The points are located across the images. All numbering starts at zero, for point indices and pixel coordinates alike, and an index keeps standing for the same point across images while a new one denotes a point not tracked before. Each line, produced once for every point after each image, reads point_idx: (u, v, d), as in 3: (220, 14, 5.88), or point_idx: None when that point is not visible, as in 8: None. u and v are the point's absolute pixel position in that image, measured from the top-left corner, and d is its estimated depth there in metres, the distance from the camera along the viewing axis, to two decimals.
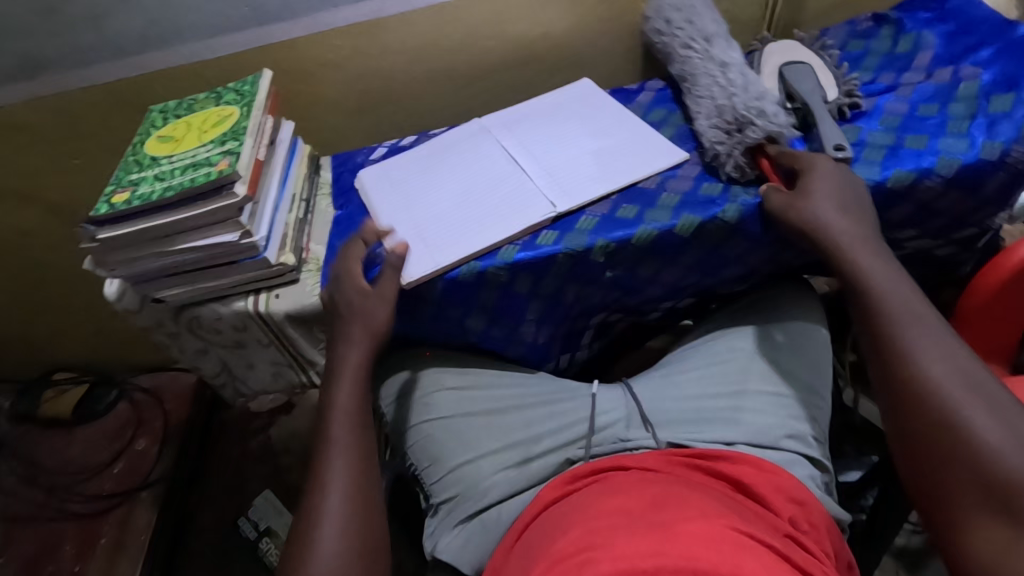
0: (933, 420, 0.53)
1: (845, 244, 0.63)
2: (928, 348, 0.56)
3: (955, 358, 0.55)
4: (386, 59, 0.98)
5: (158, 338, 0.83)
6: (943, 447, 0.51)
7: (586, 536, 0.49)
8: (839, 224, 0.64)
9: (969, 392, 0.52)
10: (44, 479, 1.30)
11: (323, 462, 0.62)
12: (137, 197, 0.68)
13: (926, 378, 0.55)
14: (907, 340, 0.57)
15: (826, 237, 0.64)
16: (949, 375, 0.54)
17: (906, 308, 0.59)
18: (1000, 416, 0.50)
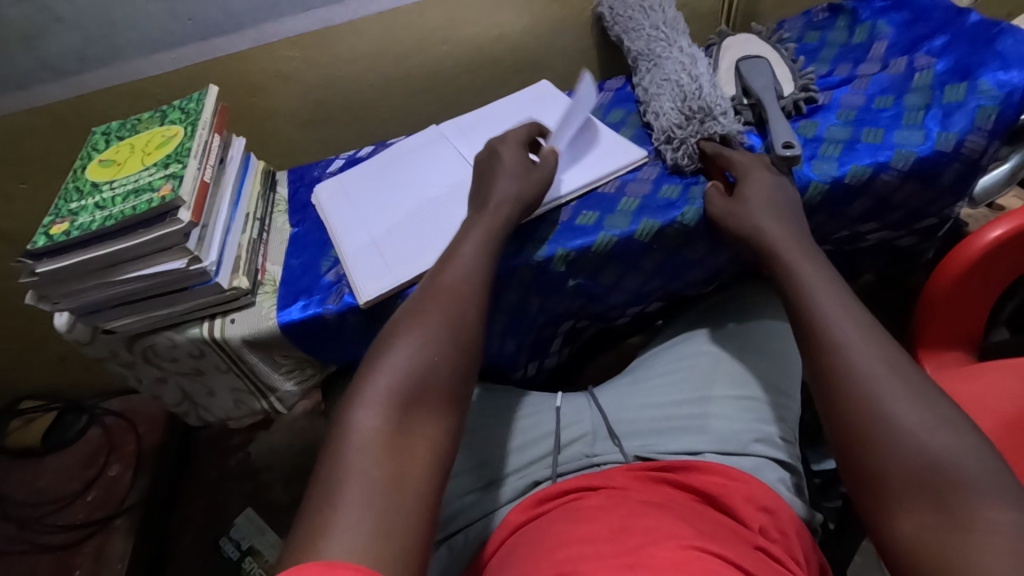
0: (853, 403, 0.49)
1: (778, 242, 0.61)
2: (853, 329, 0.52)
3: (877, 338, 0.52)
4: (339, 69, 0.95)
5: (114, 369, 0.80)
6: (865, 430, 0.47)
7: (554, 567, 0.49)
8: (771, 223, 0.62)
9: (890, 372, 0.49)
10: (14, 511, 1.27)
11: (415, 318, 0.54)
12: (77, 227, 0.66)
13: (848, 357, 0.51)
14: (831, 321, 0.53)
15: (762, 237, 0.62)
16: (870, 353, 0.50)
17: (831, 293, 0.56)
18: (922, 399, 0.47)
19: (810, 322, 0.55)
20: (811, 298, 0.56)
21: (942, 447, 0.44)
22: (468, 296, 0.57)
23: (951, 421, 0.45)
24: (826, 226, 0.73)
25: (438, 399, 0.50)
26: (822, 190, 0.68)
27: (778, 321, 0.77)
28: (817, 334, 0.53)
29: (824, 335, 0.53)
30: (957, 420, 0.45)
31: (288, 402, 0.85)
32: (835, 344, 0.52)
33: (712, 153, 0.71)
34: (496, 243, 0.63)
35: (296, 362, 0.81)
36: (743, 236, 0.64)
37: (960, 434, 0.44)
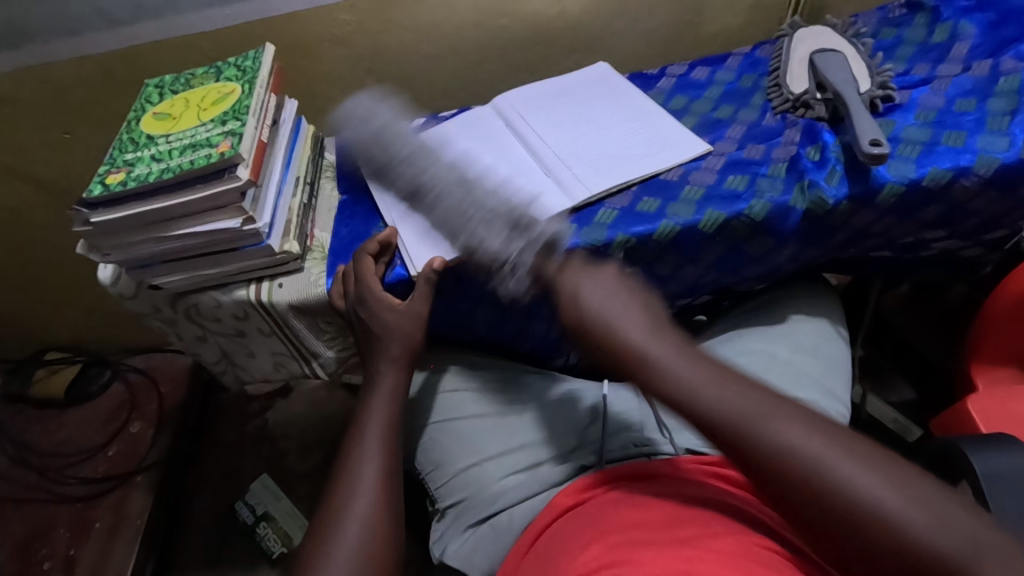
0: (823, 517, 0.42)
1: (642, 344, 0.52)
2: (769, 427, 0.45)
3: (784, 417, 0.45)
4: (393, 37, 0.93)
5: (156, 324, 0.80)
6: (834, 530, 0.42)
7: (608, 551, 0.47)
8: (630, 329, 0.53)
9: (826, 444, 0.43)
10: (36, 460, 1.27)
11: (342, 483, 0.60)
12: (133, 179, 0.65)
13: (791, 458, 0.43)
14: (754, 425, 0.45)
15: (629, 346, 0.52)
16: (798, 440, 0.44)
17: (717, 383, 0.48)
18: (868, 469, 0.42)
19: (723, 437, 0.46)
20: (714, 399, 0.47)
21: (915, 519, 0.40)
22: (383, 456, 0.63)
23: (898, 477, 0.42)
24: (894, 229, 0.72)
25: (372, 559, 0.55)
26: (897, 192, 0.66)
27: (818, 319, 0.80)
28: (744, 452, 0.45)
29: (748, 453, 0.45)
30: (899, 471, 0.42)
31: (329, 368, 0.87)
32: (768, 438, 0.44)
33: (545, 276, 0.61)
34: (413, 356, 0.69)
35: (339, 332, 0.81)
36: (610, 354, 0.54)
37: (913, 495, 0.40)
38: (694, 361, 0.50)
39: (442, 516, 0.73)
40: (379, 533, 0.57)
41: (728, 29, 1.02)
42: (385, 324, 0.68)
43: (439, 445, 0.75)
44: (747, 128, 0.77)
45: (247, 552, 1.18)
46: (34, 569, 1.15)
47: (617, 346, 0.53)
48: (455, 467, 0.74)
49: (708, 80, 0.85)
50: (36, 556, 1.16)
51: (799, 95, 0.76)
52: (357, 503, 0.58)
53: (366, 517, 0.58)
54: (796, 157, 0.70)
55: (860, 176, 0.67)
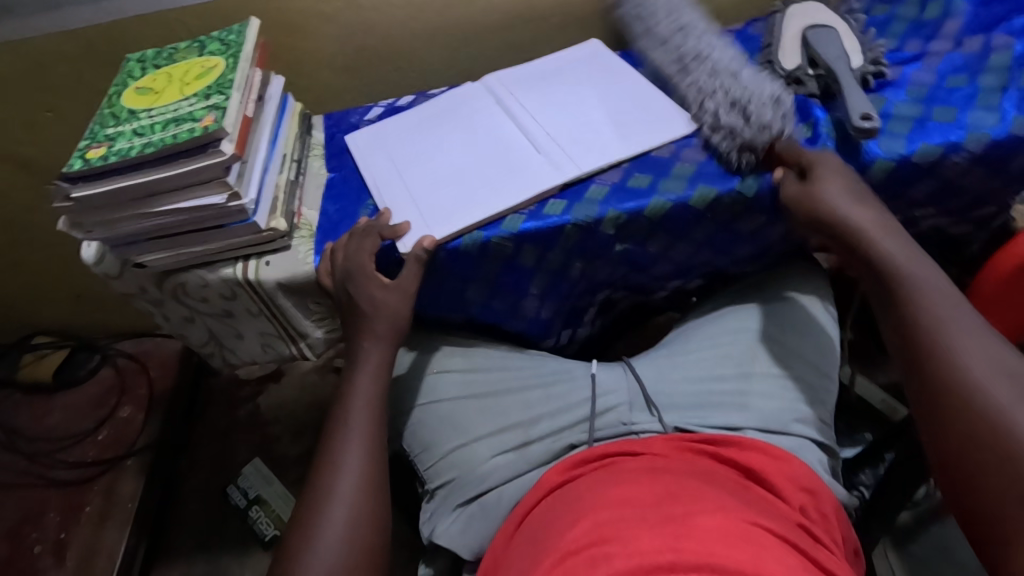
0: (956, 414, 0.48)
1: (866, 226, 0.60)
2: (952, 332, 0.52)
3: (981, 332, 0.52)
4: (382, 12, 0.91)
5: (142, 305, 0.79)
6: (967, 419, 0.47)
7: (595, 528, 0.48)
8: (862, 212, 0.61)
9: (980, 346, 0.50)
10: (25, 445, 1.27)
11: (330, 462, 0.60)
12: (114, 153, 0.63)
13: (941, 337, 0.52)
14: (935, 321, 0.53)
15: (855, 229, 0.60)
16: (968, 341, 0.51)
17: (936, 283, 0.56)
18: (1015, 386, 0.47)
19: (912, 325, 0.54)
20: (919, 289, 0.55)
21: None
22: (370, 437, 0.62)
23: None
24: (884, 207, 0.72)
25: (361, 537, 0.56)
26: (887, 168, 0.66)
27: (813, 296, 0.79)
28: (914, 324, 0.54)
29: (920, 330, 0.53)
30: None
31: (317, 349, 0.86)
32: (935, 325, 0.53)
33: (784, 147, 0.67)
34: (402, 335, 0.69)
35: (328, 312, 0.80)
36: (824, 232, 0.63)
37: None
38: (924, 262, 0.57)
39: (431, 497, 0.73)
40: (365, 510, 0.57)
41: (721, 7, 1.01)
42: (372, 303, 0.67)
43: (427, 425, 0.75)
44: None
45: (239, 536, 1.18)
46: (25, 553, 1.15)
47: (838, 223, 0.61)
48: (442, 448, 0.74)
49: None
50: (27, 541, 1.16)
51: (791, 71, 0.75)
52: (343, 482, 0.58)
53: (354, 496, 0.58)
54: (788, 134, 0.70)
55: (850, 151, 0.67)
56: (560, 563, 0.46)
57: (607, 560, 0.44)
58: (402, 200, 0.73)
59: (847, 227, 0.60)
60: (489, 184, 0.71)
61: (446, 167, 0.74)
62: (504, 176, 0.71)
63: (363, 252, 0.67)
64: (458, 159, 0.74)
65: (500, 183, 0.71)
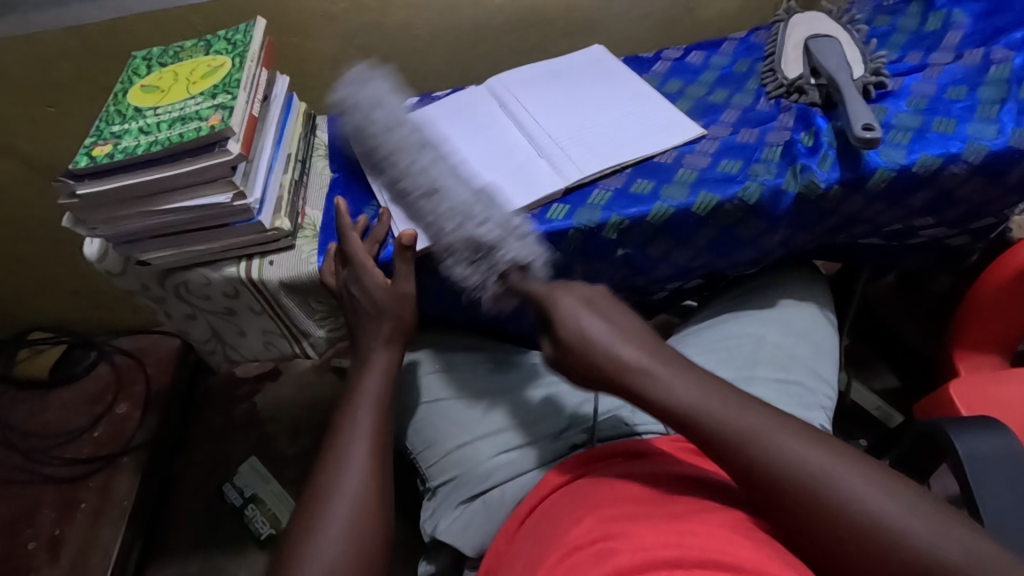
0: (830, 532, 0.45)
1: (641, 363, 0.54)
2: (761, 440, 0.48)
3: (789, 438, 0.48)
4: (387, 13, 0.92)
5: (143, 302, 0.79)
6: (845, 540, 0.44)
7: (602, 525, 0.48)
8: (629, 350, 0.55)
9: (815, 449, 0.47)
10: (20, 441, 1.26)
11: (336, 459, 0.60)
12: (121, 150, 0.63)
13: (795, 469, 0.47)
14: (735, 443, 0.49)
15: (628, 373, 0.54)
16: (806, 453, 0.47)
17: (728, 405, 0.51)
18: (869, 481, 0.46)
19: (733, 466, 0.49)
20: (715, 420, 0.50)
21: (915, 528, 0.43)
22: (376, 434, 0.63)
23: (900, 494, 0.45)
24: (884, 215, 0.72)
25: (363, 535, 0.56)
26: (888, 177, 0.67)
27: (809, 305, 0.81)
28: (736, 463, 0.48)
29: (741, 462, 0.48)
30: (902, 488, 0.45)
31: (318, 349, 0.86)
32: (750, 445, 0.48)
33: (528, 288, 0.61)
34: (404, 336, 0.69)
35: (331, 311, 0.80)
36: (614, 387, 0.55)
37: (912, 505, 0.44)
38: (692, 377, 0.53)
39: (433, 495, 0.74)
40: (370, 507, 0.58)
41: (724, 13, 1.02)
42: (375, 303, 0.68)
43: (428, 424, 0.76)
44: (740, 113, 0.77)
45: (234, 535, 1.18)
46: (19, 549, 1.14)
47: (613, 373, 0.54)
48: (444, 446, 0.74)
49: (703, 64, 0.85)
50: (21, 537, 1.16)
51: (793, 80, 0.76)
52: (348, 478, 0.59)
53: (358, 491, 0.58)
54: (790, 142, 0.71)
55: (852, 160, 0.67)
56: (567, 557, 0.46)
57: (613, 556, 0.44)
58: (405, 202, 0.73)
59: (607, 371, 0.54)
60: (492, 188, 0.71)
61: None
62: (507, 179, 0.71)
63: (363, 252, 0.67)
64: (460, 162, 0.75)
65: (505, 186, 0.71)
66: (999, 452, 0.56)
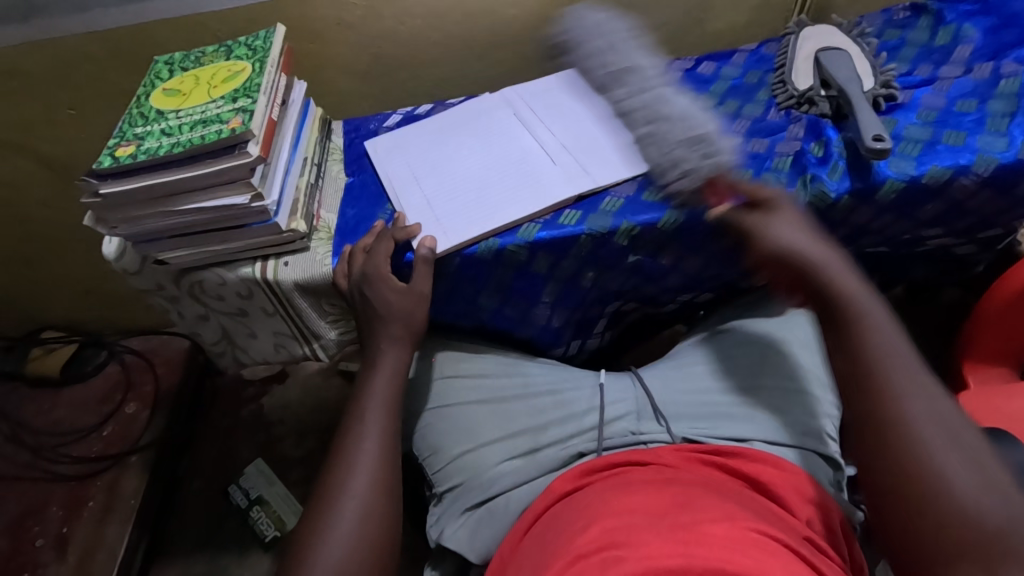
0: (887, 447, 0.48)
1: (816, 257, 0.60)
2: (887, 356, 0.52)
3: (922, 377, 0.51)
4: (403, 22, 0.93)
5: (158, 302, 0.80)
6: (903, 464, 0.47)
7: (607, 533, 0.48)
8: (818, 253, 0.60)
9: (918, 386, 0.50)
10: (30, 438, 1.27)
11: (343, 463, 0.61)
12: (143, 152, 0.65)
13: (892, 408, 0.49)
14: (876, 350, 0.52)
15: (797, 255, 0.60)
16: (926, 415, 0.48)
17: (897, 343, 0.53)
18: (948, 434, 0.47)
19: (856, 353, 0.53)
20: (862, 312, 0.55)
21: (989, 507, 0.42)
22: (383, 440, 0.63)
23: (996, 480, 0.44)
24: (893, 226, 0.73)
25: (370, 538, 0.56)
26: (897, 189, 0.67)
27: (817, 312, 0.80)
28: (856, 360, 0.53)
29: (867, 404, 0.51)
30: (996, 470, 0.44)
31: (329, 351, 0.87)
32: (881, 350, 0.52)
33: (744, 187, 0.65)
34: (414, 339, 0.70)
35: (342, 314, 0.81)
36: (806, 287, 0.60)
37: (982, 465, 0.45)
38: (869, 293, 0.57)
39: (439, 501, 0.74)
40: (377, 508, 0.58)
41: (735, 25, 1.03)
42: (387, 306, 0.68)
43: (434, 429, 0.76)
44: (751, 123, 0.78)
45: (238, 537, 1.18)
46: (27, 546, 1.15)
47: (790, 254, 0.60)
48: (450, 452, 0.75)
49: (714, 75, 0.86)
50: (29, 534, 1.16)
51: (803, 92, 0.77)
52: (356, 481, 0.59)
53: (366, 492, 0.59)
54: (801, 152, 0.72)
55: (862, 171, 0.68)
56: (572, 566, 0.47)
57: (619, 564, 0.44)
58: (420, 205, 0.74)
59: (798, 264, 0.60)
60: (502, 195, 0.72)
61: (462, 175, 0.76)
62: (519, 186, 0.73)
63: (382, 258, 0.69)
64: (482, 153, 0.78)
65: (518, 192, 0.72)
66: None
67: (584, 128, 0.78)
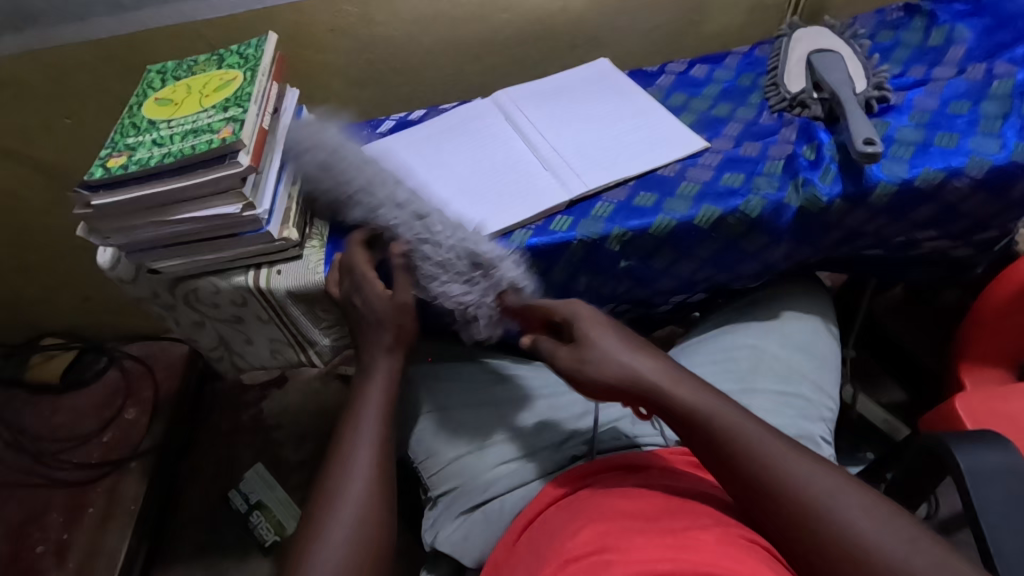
0: (807, 552, 0.47)
1: (660, 382, 0.55)
2: (767, 460, 0.50)
3: (795, 457, 0.51)
4: (396, 28, 0.93)
5: (154, 310, 0.81)
6: (832, 560, 0.46)
7: (598, 537, 0.48)
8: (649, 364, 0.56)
9: (804, 469, 0.50)
10: (30, 444, 1.28)
11: (338, 468, 0.61)
12: (135, 162, 0.65)
13: (790, 498, 0.48)
14: (754, 465, 0.50)
15: (644, 386, 0.55)
16: (812, 478, 0.49)
17: (759, 434, 0.52)
18: (851, 504, 0.47)
19: (729, 471, 0.51)
20: (727, 430, 0.52)
21: (905, 559, 0.44)
22: (377, 445, 0.63)
23: (872, 517, 0.47)
24: (887, 228, 0.73)
25: (365, 544, 0.56)
26: (889, 192, 0.67)
27: (811, 316, 0.81)
28: (740, 479, 0.50)
29: (748, 476, 0.50)
30: (897, 520, 0.46)
31: (324, 357, 0.87)
32: (760, 457, 0.50)
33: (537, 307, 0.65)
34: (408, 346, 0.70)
35: (337, 320, 0.82)
36: (630, 400, 0.56)
37: (888, 522, 0.46)
38: (698, 384, 0.55)
39: (435, 504, 0.74)
40: (372, 514, 0.58)
41: (729, 27, 1.03)
42: (381, 312, 0.68)
43: (430, 432, 0.76)
44: (744, 126, 0.78)
45: (237, 541, 1.18)
46: (28, 552, 1.16)
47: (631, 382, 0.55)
48: (446, 455, 0.75)
49: (707, 78, 0.86)
50: (30, 540, 1.17)
51: (796, 94, 0.77)
52: (349, 485, 0.59)
53: (361, 499, 0.59)
54: (793, 155, 0.71)
55: (854, 174, 0.68)
56: (564, 568, 0.47)
57: (609, 567, 0.44)
58: None
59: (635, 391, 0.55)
60: (494, 201, 0.73)
61: (454, 181, 0.76)
62: (510, 192, 0.73)
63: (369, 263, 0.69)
64: (474, 159, 0.78)
65: (509, 199, 0.72)
66: (1001, 467, 0.56)
67: (576, 132, 0.78)
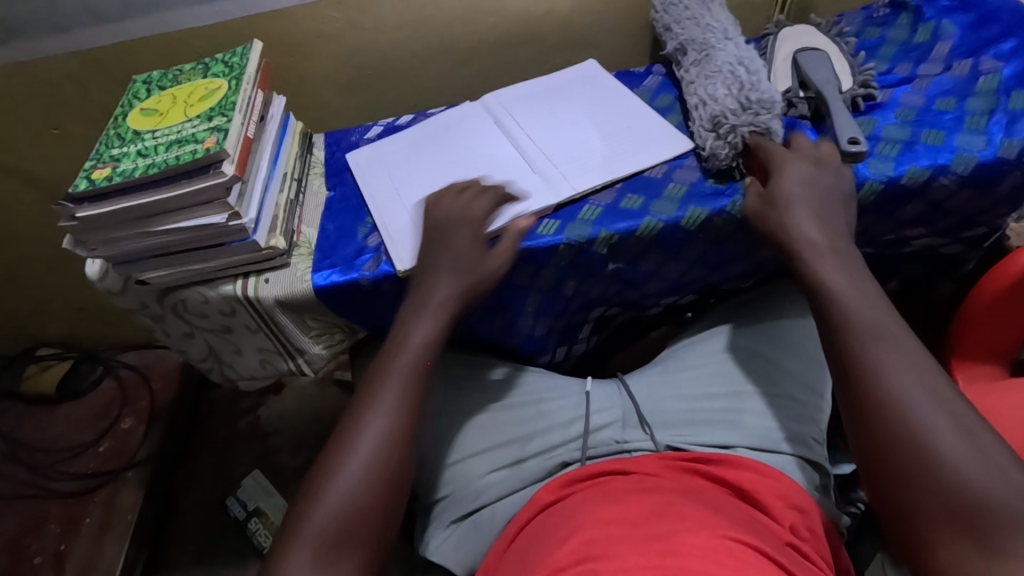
0: (883, 432, 0.49)
1: (815, 246, 0.60)
2: (870, 347, 0.53)
3: (906, 365, 0.51)
4: (382, 34, 0.93)
5: (143, 321, 0.80)
6: (904, 455, 0.48)
7: (584, 545, 0.48)
8: (811, 230, 0.61)
9: (912, 377, 0.50)
10: (27, 456, 1.28)
11: None
12: (119, 173, 0.65)
13: (887, 390, 0.50)
14: (858, 341, 0.54)
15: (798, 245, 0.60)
16: (911, 385, 0.50)
17: (880, 326, 0.54)
18: (947, 416, 0.48)
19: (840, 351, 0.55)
20: (837, 301, 0.56)
21: (984, 482, 0.44)
22: None
23: (996, 460, 0.46)
24: (876, 227, 0.72)
25: None
26: (877, 190, 0.66)
27: (805, 317, 0.78)
28: (845, 352, 0.54)
29: (851, 354, 0.54)
30: (992, 446, 0.46)
31: (315, 365, 0.87)
32: (866, 343, 0.53)
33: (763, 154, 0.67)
34: None
35: (326, 328, 0.82)
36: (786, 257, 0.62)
37: (980, 447, 0.46)
38: (850, 265, 0.59)
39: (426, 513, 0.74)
40: None
41: None
42: None
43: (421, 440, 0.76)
44: None
45: (235, 549, 1.18)
46: (25, 564, 1.16)
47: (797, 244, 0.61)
48: (436, 464, 0.74)
49: None
50: (27, 552, 1.17)
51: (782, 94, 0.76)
52: None
53: None
54: None
55: None
56: None
57: None
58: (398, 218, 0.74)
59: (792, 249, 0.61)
60: None
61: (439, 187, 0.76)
62: None
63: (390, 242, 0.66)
64: (460, 165, 0.77)
65: None
66: None
67: (563, 135, 0.78)
